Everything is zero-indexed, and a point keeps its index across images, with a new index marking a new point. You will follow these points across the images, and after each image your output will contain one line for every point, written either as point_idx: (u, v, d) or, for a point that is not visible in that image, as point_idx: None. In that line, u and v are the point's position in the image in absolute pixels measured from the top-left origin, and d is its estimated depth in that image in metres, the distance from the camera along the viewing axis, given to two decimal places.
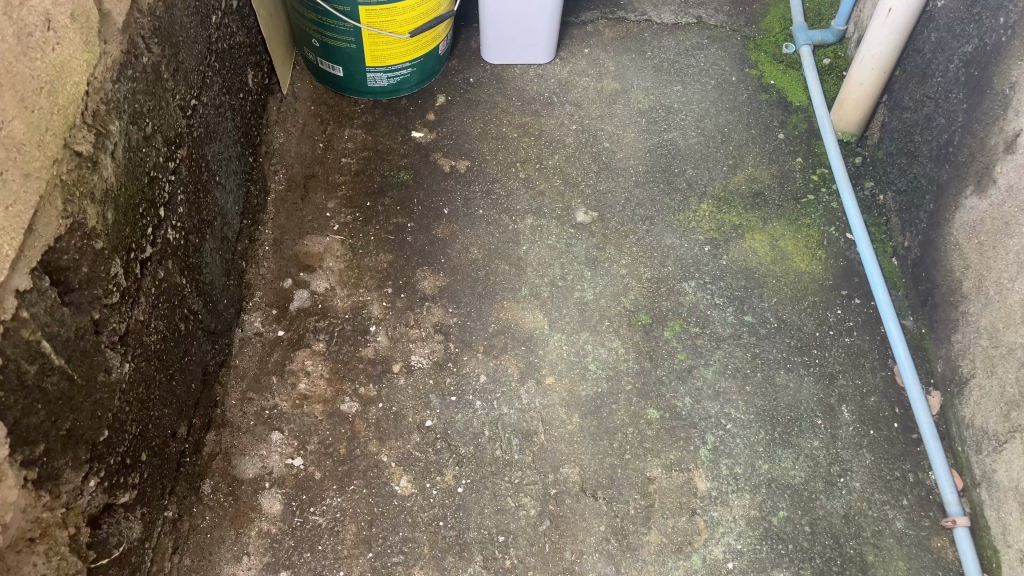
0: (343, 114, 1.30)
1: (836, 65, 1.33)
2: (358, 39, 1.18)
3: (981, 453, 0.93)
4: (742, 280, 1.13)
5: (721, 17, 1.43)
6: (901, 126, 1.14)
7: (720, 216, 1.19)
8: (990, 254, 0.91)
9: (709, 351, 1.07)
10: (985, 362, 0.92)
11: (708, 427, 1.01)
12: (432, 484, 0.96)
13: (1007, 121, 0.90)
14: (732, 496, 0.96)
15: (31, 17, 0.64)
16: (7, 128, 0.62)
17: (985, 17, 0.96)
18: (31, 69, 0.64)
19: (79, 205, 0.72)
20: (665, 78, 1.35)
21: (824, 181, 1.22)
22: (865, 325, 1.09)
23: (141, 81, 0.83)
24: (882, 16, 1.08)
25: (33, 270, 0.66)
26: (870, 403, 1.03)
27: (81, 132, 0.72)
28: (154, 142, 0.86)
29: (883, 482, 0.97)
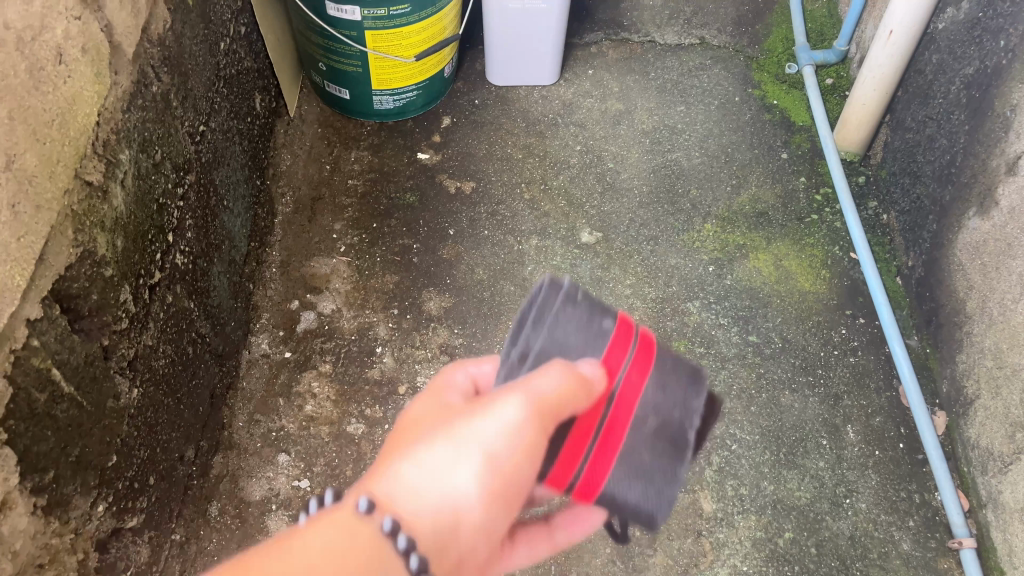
0: (349, 136, 1.31)
1: (839, 85, 1.34)
2: (364, 63, 1.19)
3: (987, 474, 0.93)
4: (747, 300, 1.13)
5: (725, 37, 1.43)
6: (904, 146, 1.14)
7: (724, 236, 1.19)
8: (994, 275, 0.92)
9: (714, 371, 1.07)
10: (990, 383, 0.92)
11: (713, 448, 1.01)
12: None
13: (1007, 143, 0.91)
14: (737, 518, 0.96)
15: (43, 51, 0.66)
16: (19, 161, 0.63)
17: (985, 40, 0.96)
18: (41, 102, 0.66)
19: (89, 233, 0.73)
20: (669, 99, 1.36)
21: (827, 201, 1.22)
22: (870, 345, 1.09)
23: (150, 109, 0.84)
24: (884, 38, 1.09)
25: (44, 298, 0.67)
26: (876, 423, 1.03)
27: (92, 162, 0.73)
28: (163, 170, 0.87)
29: (889, 503, 0.97)
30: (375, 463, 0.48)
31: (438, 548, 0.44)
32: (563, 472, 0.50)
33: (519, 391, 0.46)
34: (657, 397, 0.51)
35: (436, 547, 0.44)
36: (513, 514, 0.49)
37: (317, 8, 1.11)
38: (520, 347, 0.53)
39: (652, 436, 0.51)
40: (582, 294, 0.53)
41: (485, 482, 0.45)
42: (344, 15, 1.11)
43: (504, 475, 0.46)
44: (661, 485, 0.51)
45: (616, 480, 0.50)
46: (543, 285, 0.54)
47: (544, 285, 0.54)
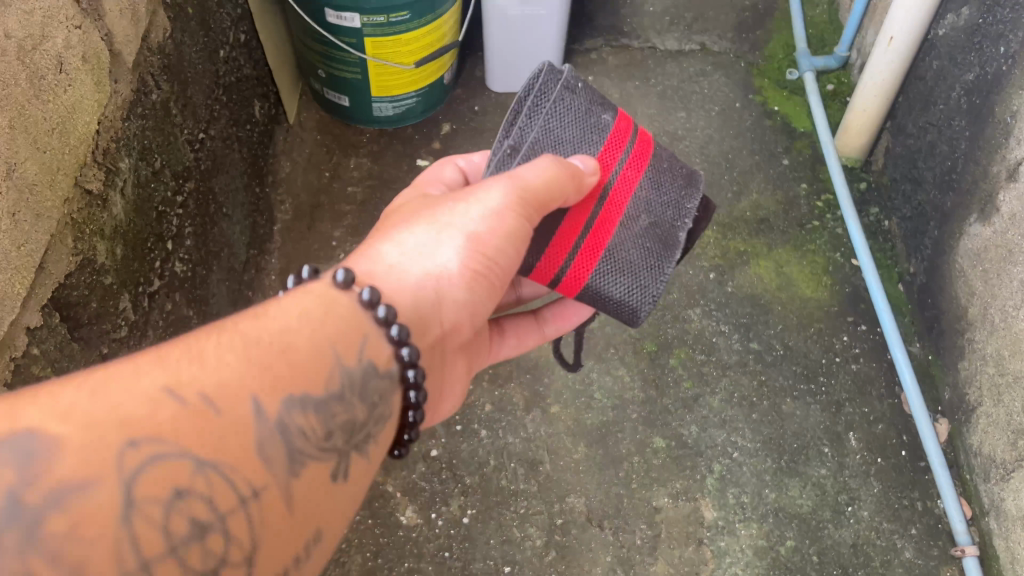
0: (349, 143, 1.31)
1: (840, 90, 1.33)
2: (364, 70, 1.20)
3: (990, 482, 0.92)
4: (748, 307, 1.13)
5: (725, 42, 1.43)
6: (905, 152, 1.14)
7: (725, 242, 1.19)
8: (995, 282, 0.91)
9: (715, 378, 1.07)
10: (992, 391, 0.91)
11: (715, 456, 1.01)
12: (437, 515, 0.97)
13: (1008, 149, 0.90)
14: (739, 526, 0.96)
15: (44, 60, 0.65)
16: (20, 170, 0.63)
17: (985, 46, 0.96)
18: (43, 111, 0.66)
19: (89, 242, 0.73)
20: (669, 105, 1.36)
21: (828, 208, 1.22)
22: (872, 352, 1.08)
23: (150, 117, 0.84)
24: (884, 44, 1.09)
25: (44, 306, 0.68)
26: (878, 430, 1.02)
27: (92, 170, 0.73)
28: (163, 177, 0.87)
29: (891, 510, 0.97)
30: (371, 233, 0.60)
31: (425, 312, 0.55)
32: (554, 261, 0.62)
33: (505, 177, 0.56)
34: (648, 194, 0.63)
35: (423, 315, 0.55)
36: (496, 287, 0.60)
37: (317, 16, 1.11)
38: (512, 138, 0.60)
39: (645, 232, 0.62)
40: (581, 86, 0.60)
41: (466, 258, 0.57)
42: (345, 22, 1.11)
43: (482, 254, 0.57)
44: (646, 280, 0.63)
45: (603, 273, 0.62)
46: (541, 71, 0.60)
47: (543, 72, 0.60)
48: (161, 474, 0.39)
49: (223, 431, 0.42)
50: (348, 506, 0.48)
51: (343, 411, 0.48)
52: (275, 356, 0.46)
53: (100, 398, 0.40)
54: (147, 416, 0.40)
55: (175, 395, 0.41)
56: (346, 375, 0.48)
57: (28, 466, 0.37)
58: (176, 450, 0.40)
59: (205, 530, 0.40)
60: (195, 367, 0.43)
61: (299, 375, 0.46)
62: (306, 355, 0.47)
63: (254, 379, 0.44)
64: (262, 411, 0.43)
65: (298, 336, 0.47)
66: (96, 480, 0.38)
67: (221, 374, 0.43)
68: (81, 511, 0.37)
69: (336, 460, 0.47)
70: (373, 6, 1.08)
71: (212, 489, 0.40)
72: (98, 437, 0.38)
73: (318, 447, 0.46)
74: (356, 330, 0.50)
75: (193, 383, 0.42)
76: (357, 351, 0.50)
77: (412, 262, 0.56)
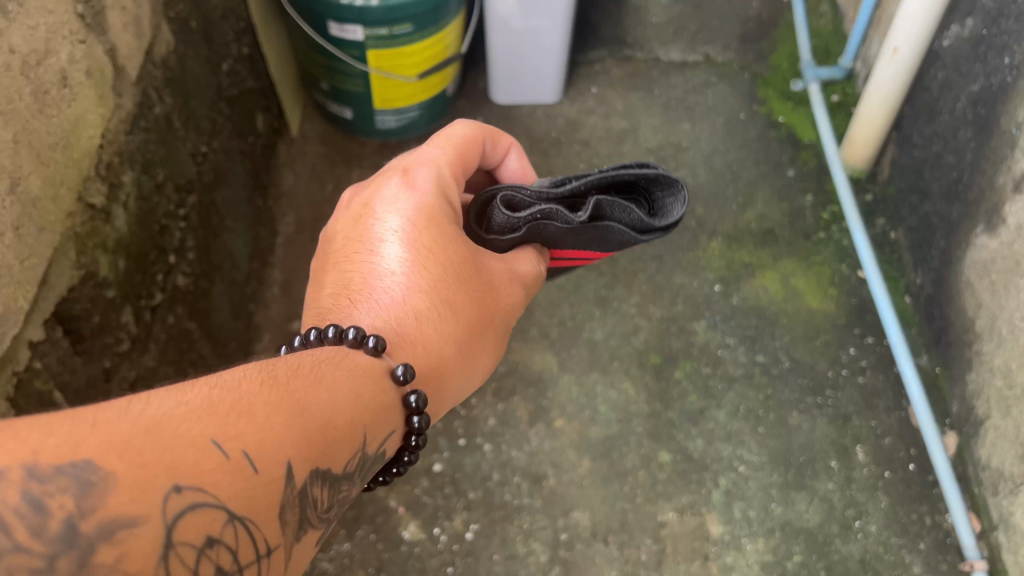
0: (352, 155, 1.31)
1: (846, 101, 1.32)
2: (367, 82, 1.19)
3: (999, 496, 0.90)
4: (754, 319, 1.12)
5: (730, 53, 1.42)
6: (911, 163, 1.13)
7: (730, 254, 1.18)
8: (1002, 294, 0.90)
9: (721, 392, 1.06)
10: (999, 404, 0.90)
11: (721, 470, 1.00)
12: (441, 530, 0.96)
13: (1013, 161, 0.89)
14: (745, 541, 0.95)
15: (48, 75, 0.65)
16: (24, 184, 0.63)
17: (990, 57, 0.95)
18: (46, 126, 0.65)
19: (92, 255, 0.73)
20: (674, 116, 1.35)
21: (834, 219, 1.21)
22: (880, 364, 1.07)
23: (153, 131, 0.84)
24: (888, 54, 1.08)
25: (47, 321, 0.67)
26: (885, 443, 1.01)
27: (95, 184, 0.73)
28: (166, 191, 0.87)
29: (900, 525, 0.96)
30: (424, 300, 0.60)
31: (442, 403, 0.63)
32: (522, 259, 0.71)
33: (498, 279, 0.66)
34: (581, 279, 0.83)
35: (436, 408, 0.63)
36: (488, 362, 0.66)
37: (319, 29, 1.11)
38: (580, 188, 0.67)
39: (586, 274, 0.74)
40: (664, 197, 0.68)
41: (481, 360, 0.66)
42: (347, 35, 1.10)
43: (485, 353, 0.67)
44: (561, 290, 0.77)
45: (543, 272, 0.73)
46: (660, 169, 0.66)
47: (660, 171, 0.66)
48: (199, 523, 0.36)
49: (257, 492, 0.39)
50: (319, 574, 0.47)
51: (348, 487, 0.47)
52: (316, 425, 0.44)
53: (152, 436, 0.36)
54: (194, 463, 0.37)
55: (220, 447, 0.38)
56: (366, 465, 0.50)
57: (85, 494, 0.33)
58: (215, 501, 0.37)
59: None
60: (244, 423, 0.40)
61: (328, 450, 0.44)
62: (338, 430, 0.46)
63: (294, 444, 0.42)
64: (292, 479, 0.41)
65: (337, 413, 0.46)
66: (143, 519, 0.34)
67: (267, 433, 0.41)
68: (128, 547, 0.34)
69: (326, 530, 0.46)
70: (377, 18, 1.07)
71: (237, 546, 0.38)
72: (149, 476, 0.35)
73: (320, 521, 0.45)
74: (381, 411, 0.51)
75: (237, 435, 0.39)
76: (376, 436, 0.50)
77: (461, 363, 0.62)
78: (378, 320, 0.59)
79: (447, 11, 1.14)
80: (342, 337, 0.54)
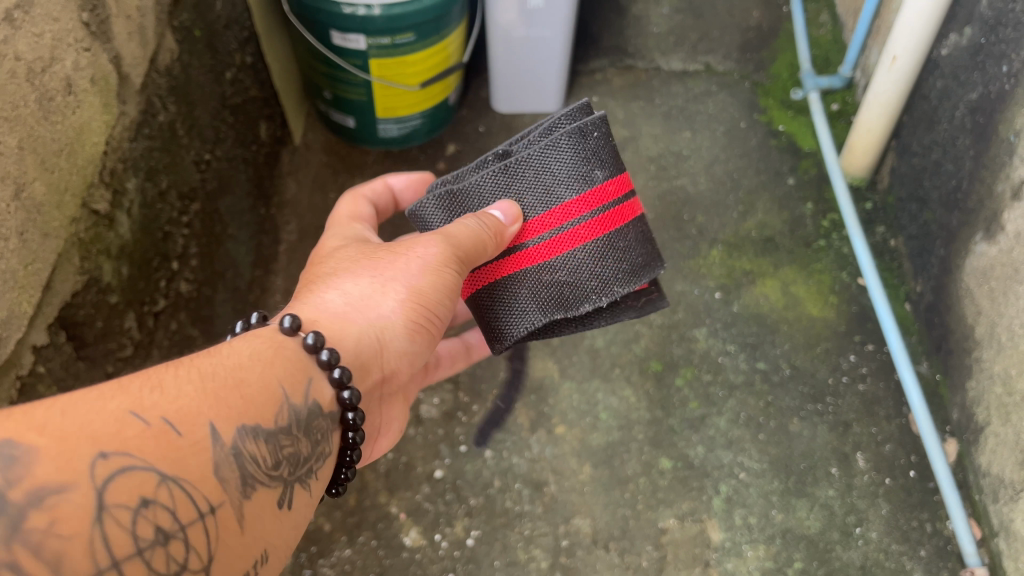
0: (354, 164, 1.31)
1: (846, 110, 1.33)
2: (369, 91, 1.20)
3: (999, 503, 0.90)
4: (754, 326, 1.12)
5: (730, 62, 1.42)
6: (911, 171, 1.14)
7: (731, 262, 1.19)
8: (1002, 301, 0.90)
9: (721, 399, 1.06)
10: (999, 411, 0.90)
11: (721, 477, 1.00)
12: (442, 536, 0.96)
13: (1012, 168, 0.89)
14: (746, 548, 0.96)
15: (52, 83, 0.66)
16: (29, 190, 0.63)
17: (988, 65, 0.95)
18: (51, 132, 0.66)
19: (96, 261, 0.74)
20: (675, 125, 1.36)
21: (834, 227, 1.21)
22: (880, 372, 1.07)
23: (157, 139, 0.84)
24: (887, 63, 1.09)
25: (50, 325, 0.68)
26: (886, 451, 1.01)
27: (99, 190, 0.74)
28: (169, 198, 0.87)
29: (901, 532, 0.96)
30: (316, 280, 0.68)
31: (366, 358, 0.64)
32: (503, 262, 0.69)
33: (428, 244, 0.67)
34: (584, 256, 0.67)
35: (365, 363, 0.64)
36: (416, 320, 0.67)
37: (322, 38, 1.12)
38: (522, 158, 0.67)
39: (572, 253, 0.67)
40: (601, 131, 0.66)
41: (404, 311, 0.66)
42: (350, 44, 1.11)
43: (420, 307, 0.67)
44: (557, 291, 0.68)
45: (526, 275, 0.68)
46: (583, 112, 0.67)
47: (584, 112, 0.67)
48: (129, 484, 0.42)
49: (182, 453, 0.45)
50: (287, 532, 0.52)
51: (290, 444, 0.53)
52: (231, 390, 0.50)
53: (70, 415, 0.42)
54: (115, 433, 0.43)
55: (139, 417, 0.44)
56: (309, 417, 0.55)
57: (10, 466, 0.39)
58: (142, 463, 0.43)
59: (169, 538, 0.43)
60: (157, 394, 0.46)
61: (254, 409, 0.50)
62: (257, 391, 0.52)
63: (210, 407, 0.48)
64: (220, 438, 0.48)
65: (257, 374, 0.52)
66: (70, 485, 0.40)
67: (182, 400, 0.47)
68: (59, 510, 0.40)
69: (280, 489, 0.52)
70: (379, 28, 1.08)
71: (173, 501, 0.44)
72: (72, 451, 0.41)
73: (266, 476, 0.50)
74: (303, 372, 0.56)
75: (156, 407, 0.45)
76: (304, 393, 0.55)
77: (355, 312, 0.65)
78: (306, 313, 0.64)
79: (449, 20, 1.15)
80: (311, 347, 0.57)
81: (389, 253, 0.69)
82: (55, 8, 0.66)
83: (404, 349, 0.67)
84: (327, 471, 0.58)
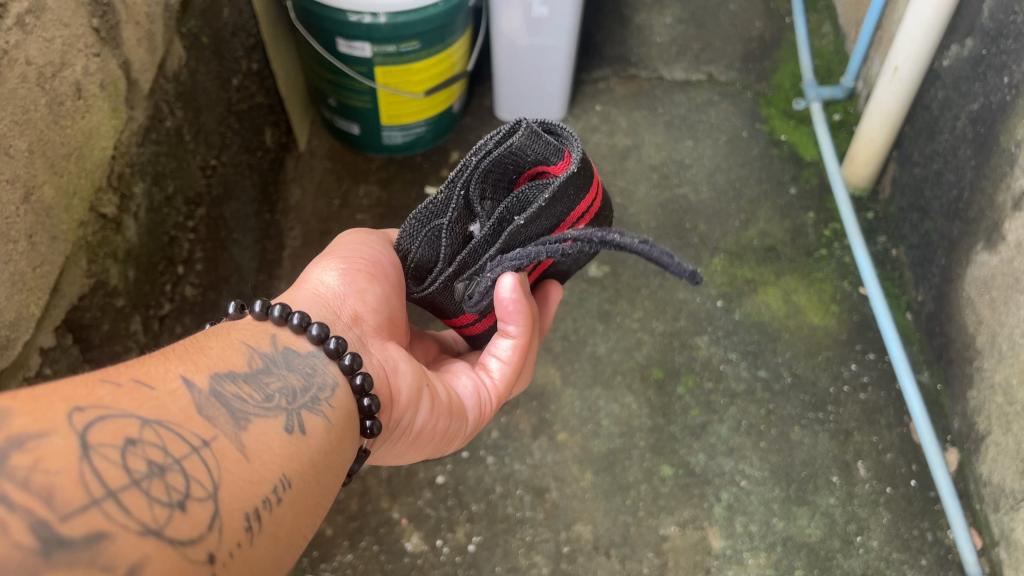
0: (358, 170, 1.32)
1: (847, 120, 1.34)
2: (373, 99, 1.21)
3: (1000, 512, 0.90)
4: (755, 334, 1.12)
5: (733, 72, 1.43)
6: (912, 181, 1.14)
7: (732, 271, 1.19)
8: (1002, 310, 0.91)
9: (723, 407, 1.06)
10: (1001, 420, 0.90)
11: (722, 485, 1.00)
12: (443, 542, 0.97)
13: (1013, 178, 0.90)
14: (746, 556, 0.96)
15: (63, 87, 0.67)
16: (38, 194, 0.64)
17: (990, 76, 0.96)
18: (60, 136, 0.67)
19: (102, 264, 0.74)
20: (677, 134, 1.36)
21: (836, 236, 1.22)
22: (881, 380, 1.07)
23: (163, 143, 0.85)
24: (889, 73, 1.09)
25: (57, 329, 0.69)
26: (887, 459, 1.01)
27: (107, 194, 0.74)
28: (175, 202, 0.88)
29: (901, 541, 0.96)
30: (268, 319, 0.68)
31: (315, 309, 0.62)
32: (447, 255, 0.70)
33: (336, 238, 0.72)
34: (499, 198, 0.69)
35: (315, 310, 0.62)
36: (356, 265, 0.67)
37: (328, 45, 1.12)
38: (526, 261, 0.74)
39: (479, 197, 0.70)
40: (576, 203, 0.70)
41: (331, 268, 0.66)
42: (355, 52, 1.12)
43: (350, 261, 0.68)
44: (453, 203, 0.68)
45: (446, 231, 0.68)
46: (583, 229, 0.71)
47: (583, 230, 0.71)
48: (112, 426, 0.40)
49: (160, 400, 0.44)
50: (309, 456, 0.50)
51: (274, 381, 0.53)
52: (193, 353, 0.50)
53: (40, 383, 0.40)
54: (87, 391, 0.41)
55: (109, 380, 0.43)
56: (278, 363, 0.54)
57: None
58: (121, 411, 0.41)
59: (166, 470, 0.40)
60: (121, 365, 0.45)
61: (219, 361, 0.50)
62: (220, 349, 0.52)
63: (176, 364, 0.48)
64: (195, 385, 0.47)
65: (210, 341, 0.52)
66: (51, 431, 0.38)
67: (147, 366, 0.46)
68: (43, 451, 0.37)
69: (283, 416, 0.50)
70: (384, 36, 1.09)
71: (162, 438, 0.42)
72: (45, 405, 0.39)
73: (259, 408, 0.49)
74: (265, 331, 0.56)
75: (121, 372, 0.44)
76: (269, 344, 0.55)
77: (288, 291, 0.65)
78: None
79: (455, 28, 1.16)
80: (264, 313, 0.57)
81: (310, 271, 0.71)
82: (66, 14, 0.66)
83: (346, 288, 0.65)
84: (343, 398, 0.56)
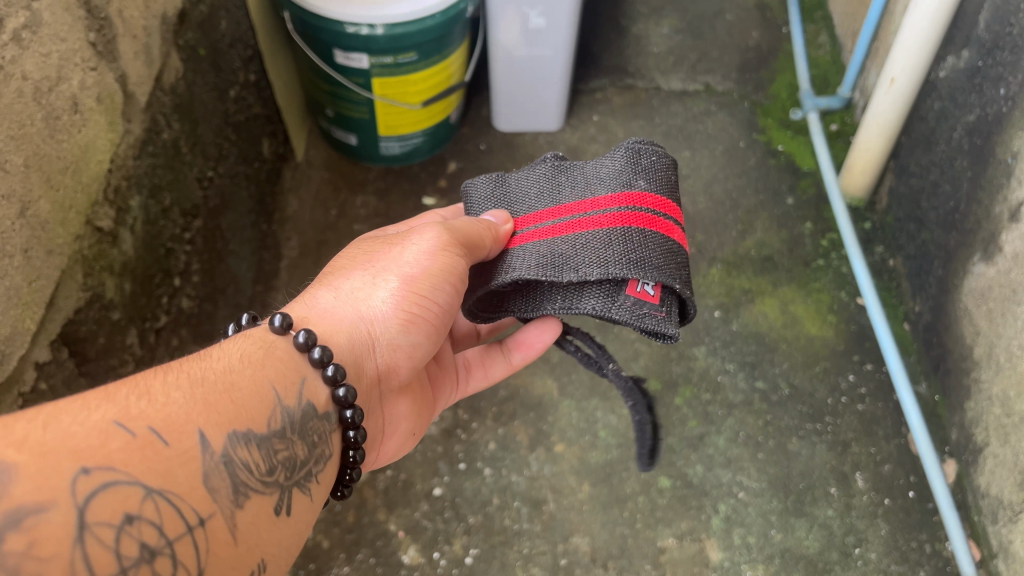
0: (355, 180, 1.32)
1: (844, 131, 1.34)
2: (372, 109, 1.21)
3: (998, 523, 0.90)
4: (753, 345, 1.12)
5: (729, 83, 1.43)
6: (909, 192, 1.14)
7: (730, 281, 1.19)
8: (1000, 321, 0.90)
9: (721, 417, 1.06)
10: (998, 431, 0.90)
11: (720, 496, 1.00)
12: (440, 554, 0.96)
13: (1009, 190, 0.90)
14: (745, 567, 0.96)
15: (59, 101, 0.67)
16: (34, 208, 0.64)
17: (986, 88, 0.96)
18: (56, 150, 0.67)
19: (99, 278, 0.74)
20: (675, 144, 1.36)
21: (833, 247, 1.22)
22: (879, 391, 1.07)
23: (161, 156, 0.85)
24: (886, 84, 1.09)
25: (52, 342, 0.69)
26: (885, 470, 1.01)
27: (103, 208, 0.74)
28: (172, 215, 0.88)
29: (900, 553, 0.96)
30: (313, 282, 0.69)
31: (358, 355, 0.64)
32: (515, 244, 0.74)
33: (432, 236, 0.68)
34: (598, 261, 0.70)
35: (356, 359, 0.63)
36: (418, 322, 0.67)
37: (326, 57, 1.12)
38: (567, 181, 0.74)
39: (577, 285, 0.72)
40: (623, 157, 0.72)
41: (397, 302, 0.66)
42: (353, 63, 1.12)
43: (414, 297, 0.66)
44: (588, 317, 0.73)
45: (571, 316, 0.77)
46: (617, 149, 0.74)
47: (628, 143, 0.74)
48: (113, 499, 0.41)
49: (171, 462, 0.45)
50: (290, 538, 0.52)
51: (285, 448, 0.53)
52: (221, 396, 0.50)
53: (52, 430, 0.41)
54: (98, 447, 0.42)
55: (124, 428, 0.44)
56: (296, 420, 0.55)
57: None
58: (127, 477, 0.42)
59: (156, 555, 0.41)
60: (144, 405, 0.46)
61: (244, 413, 0.51)
62: (247, 394, 0.52)
63: (199, 415, 0.48)
64: (209, 442, 0.47)
65: (240, 377, 0.53)
66: (50, 504, 0.39)
67: (169, 411, 0.47)
68: (40, 530, 0.38)
69: (277, 494, 0.52)
70: (382, 47, 1.09)
71: (161, 514, 0.43)
72: (50, 471, 0.40)
73: (261, 481, 0.50)
74: (296, 372, 0.57)
75: (141, 417, 0.45)
76: (296, 394, 0.56)
77: (343, 306, 0.65)
78: (295, 303, 0.64)
79: (452, 40, 1.16)
80: (306, 348, 0.57)
81: (385, 252, 0.69)
82: (63, 28, 0.66)
83: (399, 341, 0.66)
84: (331, 472, 0.59)
